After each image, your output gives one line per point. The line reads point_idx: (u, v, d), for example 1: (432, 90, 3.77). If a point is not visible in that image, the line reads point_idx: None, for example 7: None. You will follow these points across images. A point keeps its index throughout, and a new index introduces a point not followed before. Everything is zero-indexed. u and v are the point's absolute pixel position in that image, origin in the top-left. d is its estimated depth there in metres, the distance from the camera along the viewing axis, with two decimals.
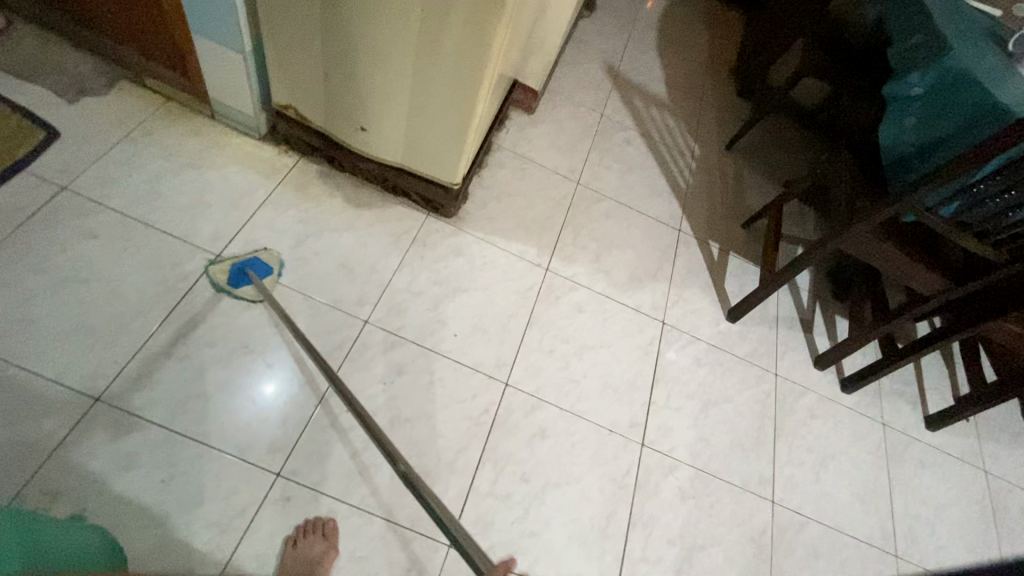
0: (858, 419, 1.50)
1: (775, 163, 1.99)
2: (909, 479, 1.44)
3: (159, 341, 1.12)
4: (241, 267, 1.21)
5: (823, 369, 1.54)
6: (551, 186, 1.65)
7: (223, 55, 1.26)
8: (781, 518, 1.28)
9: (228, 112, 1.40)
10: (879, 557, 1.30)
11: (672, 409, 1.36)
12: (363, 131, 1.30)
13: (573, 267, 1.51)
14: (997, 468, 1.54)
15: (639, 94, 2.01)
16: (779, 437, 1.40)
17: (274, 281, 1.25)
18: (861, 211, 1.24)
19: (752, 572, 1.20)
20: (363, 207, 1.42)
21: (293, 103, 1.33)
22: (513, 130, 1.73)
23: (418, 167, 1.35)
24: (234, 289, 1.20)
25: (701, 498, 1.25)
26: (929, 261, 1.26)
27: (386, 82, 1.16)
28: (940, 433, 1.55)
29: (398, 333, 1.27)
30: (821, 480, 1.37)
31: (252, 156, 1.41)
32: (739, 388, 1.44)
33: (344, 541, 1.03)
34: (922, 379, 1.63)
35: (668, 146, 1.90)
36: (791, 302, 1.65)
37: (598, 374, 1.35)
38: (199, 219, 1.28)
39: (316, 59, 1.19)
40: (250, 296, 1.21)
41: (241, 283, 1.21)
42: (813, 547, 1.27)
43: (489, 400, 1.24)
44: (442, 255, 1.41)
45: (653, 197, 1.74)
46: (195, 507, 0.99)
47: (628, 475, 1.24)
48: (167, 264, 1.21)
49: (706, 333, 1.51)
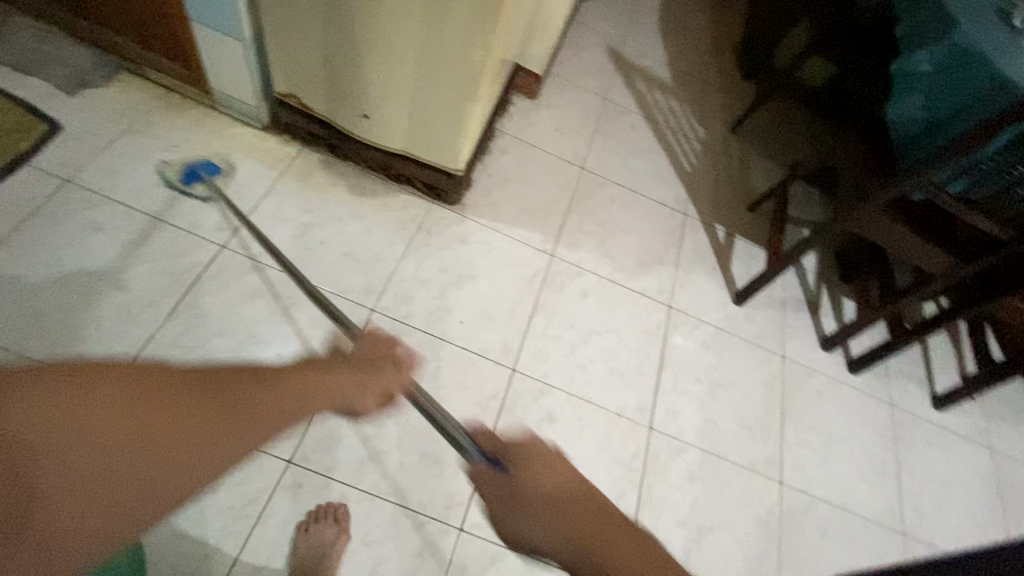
0: (866, 400, 1.50)
1: (781, 144, 1.97)
2: (916, 458, 1.45)
3: (168, 333, 1.13)
4: (192, 167, 1.26)
5: (830, 350, 1.54)
6: (555, 171, 1.64)
7: (223, 44, 1.25)
8: (788, 498, 1.29)
9: (229, 102, 1.40)
10: (886, 536, 1.31)
11: (679, 392, 1.36)
12: (365, 119, 1.29)
13: (579, 252, 1.50)
14: (1005, 446, 1.54)
15: (642, 76, 1.99)
16: (786, 418, 1.40)
17: (225, 180, 1.32)
18: (868, 190, 1.23)
19: (760, 551, 1.22)
20: (366, 196, 1.42)
21: (294, 91, 1.32)
22: (516, 115, 1.71)
23: (422, 154, 1.34)
24: (188, 187, 1.27)
25: (708, 479, 1.26)
26: (938, 240, 1.24)
27: (387, 68, 1.15)
28: (947, 413, 1.55)
29: (405, 321, 1.27)
30: (828, 460, 1.37)
31: (254, 146, 1.41)
32: (746, 370, 1.44)
33: (356, 526, 1.05)
34: (929, 359, 1.63)
35: (672, 129, 1.88)
36: (798, 284, 1.64)
37: (605, 358, 1.36)
38: (204, 210, 1.28)
39: (315, 46, 1.18)
40: (203, 195, 1.28)
41: (192, 181, 1.27)
42: (820, 527, 1.28)
43: (497, 387, 1.25)
44: (447, 242, 1.40)
45: (658, 181, 1.73)
46: (209, 495, 1.01)
47: (636, 458, 1.25)
48: (172, 256, 1.21)
49: (712, 317, 1.51)
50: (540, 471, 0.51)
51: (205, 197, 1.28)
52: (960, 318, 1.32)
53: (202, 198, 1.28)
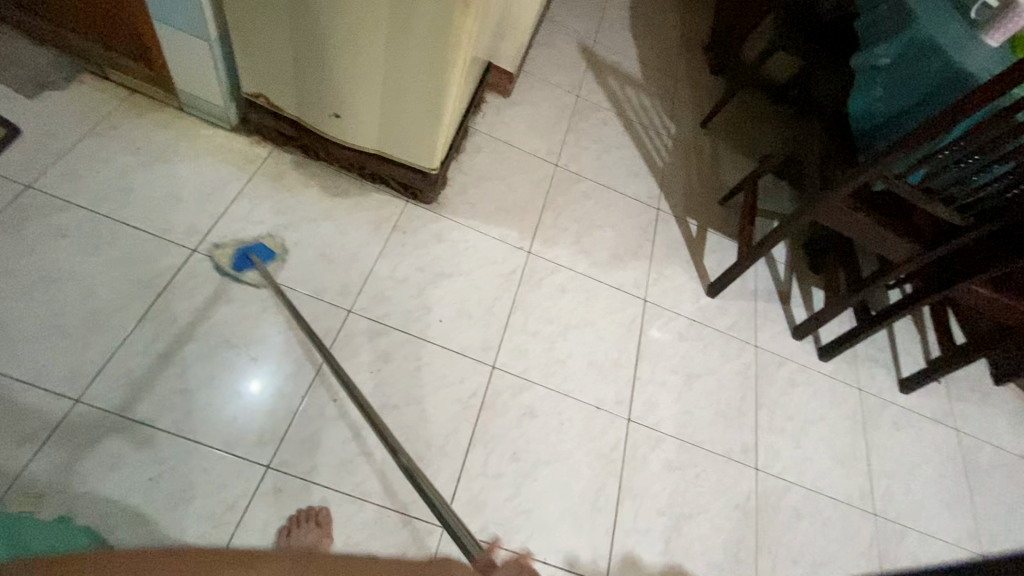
0: (836, 386, 1.54)
1: (750, 138, 2.01)
2: (885, 440, 1.50)
3: (139, 339, 1.11)
4: (243, 252, 1.21)
5: (801, 339, 1.58)
6: (530, 168, 1.64)
7: (187, 44, 1.22)
8: (764, 483, 1.33)
9: (197, 103, 1.37)
10: (858, 516, 1.36)
11: (657, 384, 1.38)
12: (337, 118, 1.28)
13: (555, 249, 1.52)
14: (969, 426, 1.61)
15: (614, 74, 2.01)
16: (760, 406, 1.44)
17: (276, 266, 1.26)
18: (833, 182, 1.27)
19: (738, 536, 1.24)
20: (340, 196, 1.40)
21: (263, 91, 1.30)
22: (490, 113, 1.71)
23: (395, 153, 1.34)
24: (239, 274, 1.21)
25: (687, 468, 1.29)
26: (899, 228, 1.29)
27: (356, 67, 1.14)
28: (914, 395, 1.61)
29: (383, 321, 1.27)
30: (802, 445, 1.41)
31: (224, 148, 1.39)
32: (721, 360, 1.47)
33: (338, 528, 1.04)
34: (896, 344, 1.69)
35: (644, 126, 1.91)
36: (769, 275, 1.68)
37: (584, 352, 1.38)
38: (173, 213, 1.26)
39: (283, 45, 1.17)
40: (252, 281, 1.22)
41: (243, 266, 1.21)
42: (795, 510, 1.32)
43: (477, 384, 1.25)
44: (423, 241, 1.40)
45: (632, 177, 1.76)
46: (186, 503, 0.99)
47: (615, 450, 1.26)
48: (141, 261, 1.18)
49: (688, 309, 1.53)
50: None
51: (256, 283, 1.22)
52: (922, 304, 1.37)
53: (251, 284, 1.22)
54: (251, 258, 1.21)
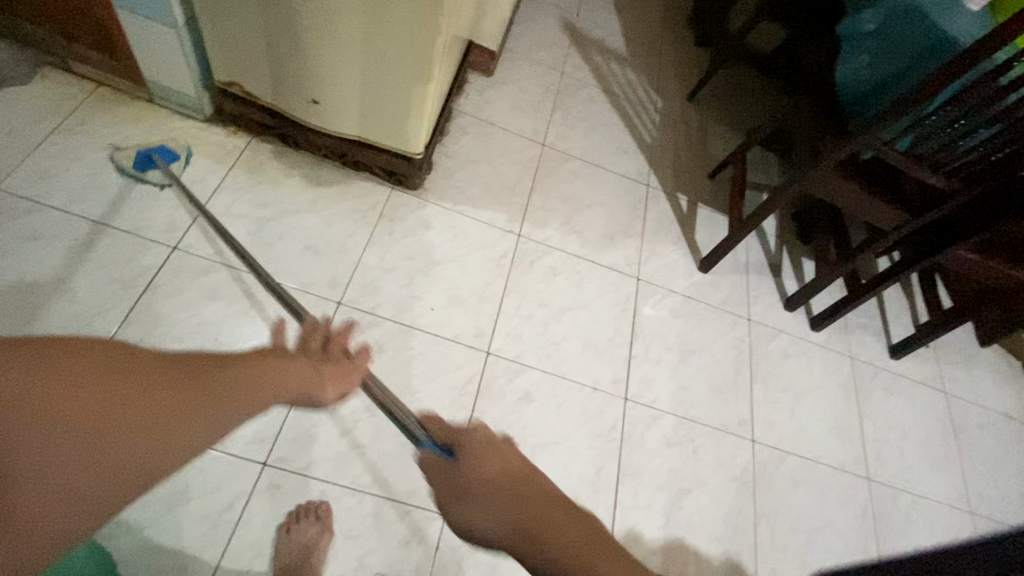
0: (828, 355, 1.56)
1: (737, 110, 1.99)
2: (876, 407, 1.52)
3: (122, 342, 1.08)
4: (145, 153, 1.23)
5: (793, 310, 1.59)
6: (516, 149, 1.61)
7: (154, 32, 1.17)
8: (760, 455, 1.34)
9: (168, 94, 1.32)
10: (852, 482, 1.38)
11: (652, 361, 1.39)
12: (315, 104, 1.24)
13: (546, 230, 1.50)
14: (957, 389, 1.64)
15: (598, 48, 1.97)
16: (755, 378, 1.45)
17: (183, 167, 1.28)
18: (822, 151, 1.25)
19: (737, 508, 1.26)
20: (324, 185, 1.37)
21: (236, 79, 1.25)
22: (473, 94, 1.67)
23: (377, 139, 1.30)
24: (142, 174, 1.23)
25: (684, 444, 1.30)
26: (888, 196, 1.29)
27: (333, 50, 1.10)
28: (903, 361, 1.63)
29: (374, 312, 1.25)
30: (796, 414, 1.43)
31: (199, 140, 1.34)
32: (714, 335, 1.48)
33: (339, 522, 1.04)
34: (885, 311, 1.71)
35: (631, 101, 1.88)
36: (759, 248, 1.68)
37: (579, 334, 1.37)
38: (151, 210, 1.22)
39: (254, 30, 1.12)
40: (158, 181, 1.24)
41: (146, 167, 1.24)
42: (791, 479, 1.34)
43: (472, 370, 1.25)
44: (411, 229, 1.38)
45: (620, 154, 1.73)
46: (183, 505, 0.98)
47: (614, 430, 1.27)
48: (120, 261, 1.15)
49: (680, 285, 1.53)
50: (492, 463, 0.53)
51: (162, 184, 1.25)
52: (911, 271, 1.38)
53: (156, 184, 1.24)
54: (154, 159, 1.23)
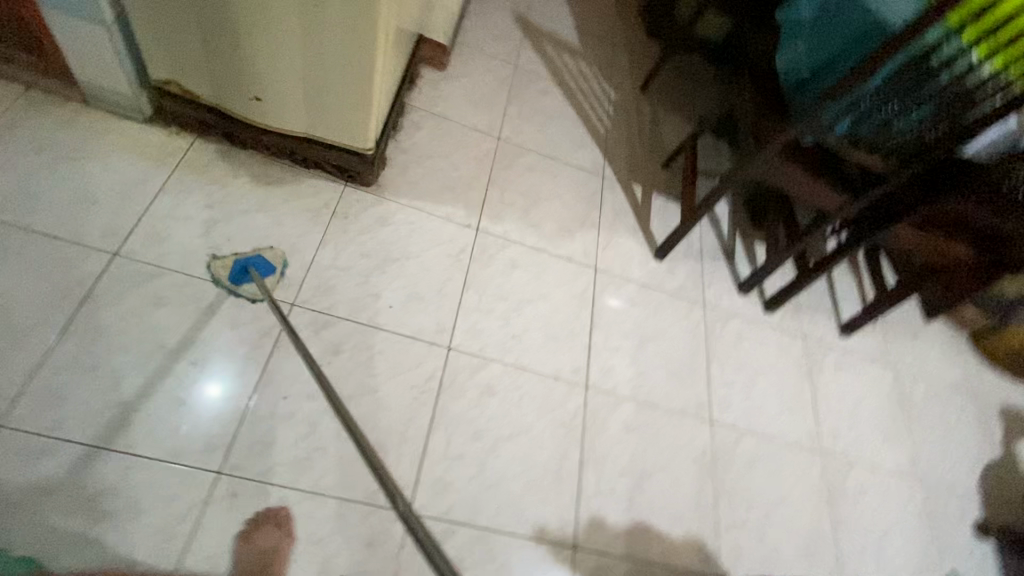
0: (782, 335, 1.61)
1: (688, 100, 2.03)
2: (829, 383, 1.58)
3: (63, 354, 1.03)
4: (241, 264, 1.19)
5: (747, 293, 1.63)
6: (471, 143, 1.61)
7: (82, 29, 1.12)
8: (719, 436, 1.38)
9: (103, 96, 1.27)
10: (807, 456, 1.43)
11: (611, 349, 1.41)
12: (258, 101, 1.21)
13: (503, 224, 1.50)
14: (904, 362, 1.71)
15: (551, 41, 1.98)
16: (711, 361, 1.48)
17: (277, 281, 1.22)
18: (765, 137, 1.29)
19: (699, 489, 1.29)
20: (274, 185, 1.34)
21: (174, 77, 1.21)
22: (426, 88, 1.66)
23: (325, 134, 1.28)
24: (237, 287, 1.19)
25: (645, 428, 1.32)
26: (829, 178, 1.33)
27: (271, 44, 1.07)
28: (853, 338, 1.70)
29: (329, 312, 1.23)
30: (753, 394, 1.47)
31: (139, 142, 1.29)
32: (672, 321, 1.51)
33: (299, 526, 1.02)
34: (835, 290, 1.77)
35: (585, 93, 1.89)
36: (713, 234, 1.73)
37: (539, 326, 1.38)
38: (89, 215, 1.17)
39: (187, 25, 1.08)
40: (251, 294, 1.19)
41: (242, 279, 1.19)
42: (749, 457, 1.37)
43: (433, 366, 1.24)
44: (366, 226, 1.36)
45: (575, 146, 1.75)
46: (134, 518, 0.94)
47: (575, 418, 1.28)
48: (56, 271, 1.10)
49: (638, 274, 1.56)
50: None
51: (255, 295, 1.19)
52: (857, 249, 1.43)
53: (249, 297, 1.19)
54: (249, 270, 1.19)
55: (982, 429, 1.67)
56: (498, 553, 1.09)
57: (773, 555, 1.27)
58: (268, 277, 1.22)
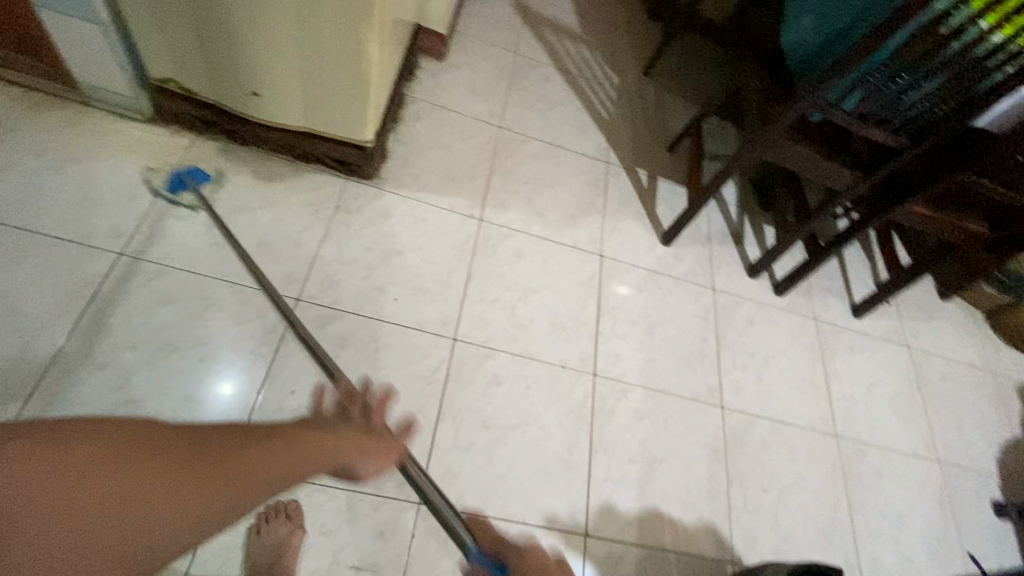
0: (793, 318, 1.58)
1: (692, 82, 2.00)
2: (842, 365, 1.56)
3: (72, 354, 1.04)
4: (177, 175, 1.24)
5: (756, 277, 1.61)
6: (472, 133, 1.59)
7: (79, 31, 1.12)
8: (730, 421, 1.36)
9: (104, 96, 1.27)
10: (820, 439, 1.41)
11: (619, 336, 1.39)
12: (256, 97, 1.21)
13: (506, 213, 1.49)
14: (919, 342, 1.68)
15: (551, 27, 1.95)
16: (721, 346, 1.46)
17: (280, 277, 1.22)
18: (772, 116, 1.26)
19: (710, 474, 1.28)
20: (276, 181, 1.34)
21: (173, 75, 1.21)
22: (426, 79, 1.65)
23: (325, 128, 1.27)
24: (174, 196, 1.23)
25: (655, 414, 1.31)
26: (839, 156, 1.30)
27: (267, 38, 1.06)
28: (866, 319, 1.67)
29: (335, 306, 1.22)
30: (764, 378, 1.45)
31: (141, 142, 1.30)
32: (680, 306, 1.49)
33: (310, 519, 1.02)
34: (847, 271, 1.74)
35: (587, 79, 1.86)
36: (720, 217, 1.70)
37: (545, 314, 1.37)
38: (93, 216, 1.18)
39: (182, 21, 1.08)
40: (190, 203, 1.24)
41: (178, 189, 1.24)
42: (762, 441, 1.36)
43: (440, 357, 1.24)
44: (369, 219, 1.35)
45: (578, 132, 1.73)
46: None
47: (584, 406, 1.27)
48: (64, 272, 1.10)
49: (645, 260, 1.54)
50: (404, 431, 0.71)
51: (193, 206, 1.24)
52: (867, 229, 1.40)
53: (188, 207, 1.24)
54: (186, 181, 1.24)
55: (1002, 408, 1.64)
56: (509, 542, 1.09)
57: (788, 539, 1.25)
58: (204, 186, 1.27)
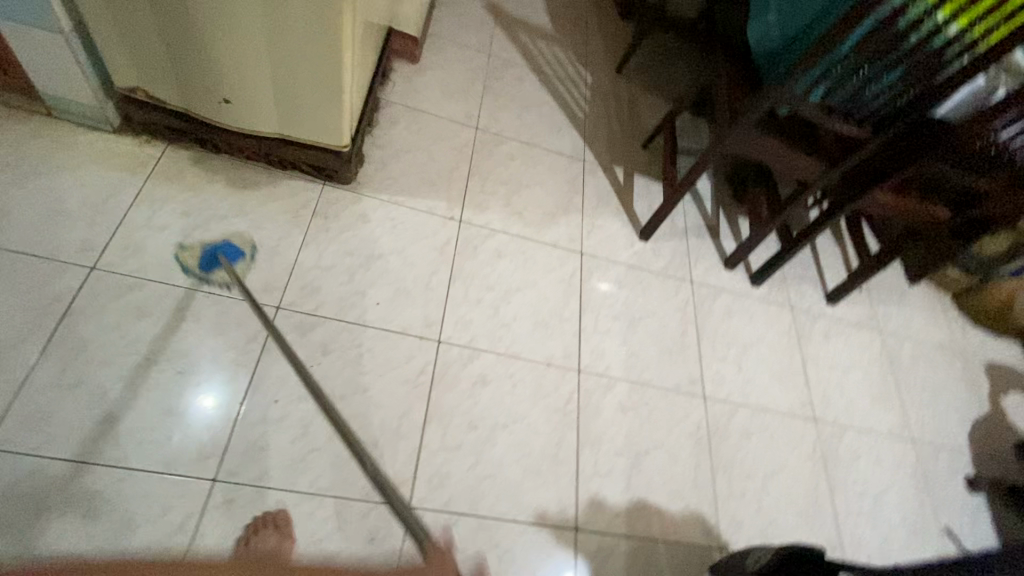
0: (769, 308, 1.62)
1: (664, 79, 2.03)
2: (818, 351, 1.60)
3: (45, 372, 1.01)
4: (210, 251, 1.19)
5: (732, 269, 1.65)
6: (449, 135, 1.60)
7: (40, 40, 1.09)
8: (713, 411, 1.39)
9: (69, 107, 1.24)
10: (800, 425, 1.45)
11: (602, 332, 1.41)
12: (227, 104, 1.19)
13: (486, 214, 1.49)
14: (891, 326, 1.73)
15: (524, 28, 1.97)
16: (701, 337, 1.49)
17: (262, 284, 1.21)
18: (741, 111, 1.29)
19: (696, 464, 1.30)
20: (251, 188, 1.33)
21: (140, 84, 1.19)
22: (400, 82, 1.64)
23: (299, 134, 1.26)
24: (206, 275, 1.18)
25: (639, 407, 1.33)
26: (806, 148, 1.33)
27: (237, 43, 1.05)
28: (840, 305, 1.72)
29: (316, 313, 1.21)
30: (744, 367, 1.48)
31: (110, 152, 1.27)
32: (660, 300, 1.51)
33: (298, 527, 1.01)
34: (819, 260, 1.79)
35: (561, 78, 1.88)
36: (696, 211, 1.73)
37: (527, 313, 1.38)
38: (62, 230, 1.15)
39: (149, 30, 1.06)
40: (222, 280, 1.19)
41: (211, 267, 1.19)
42: (744, 429, 1.39)
43: (424, 360, 1.24)
44: (347, 224, 1.35)
45: (554, 131, 1.74)
46: (131, 531, 0.93)
47: (570, 402, 1.29)
48: (32, 288, 1.07)
49: (624, 256, 1.56)
50: None
51: (226, 283, 1.19)
52: (837, 218, 1.44)
53: (221, 285, 1.19)
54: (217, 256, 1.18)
55: (971, 387, 1.70)
56: (501, 541, 1.09)
57: (773, 524, 1.28)
58: (238, 263, 1.22)
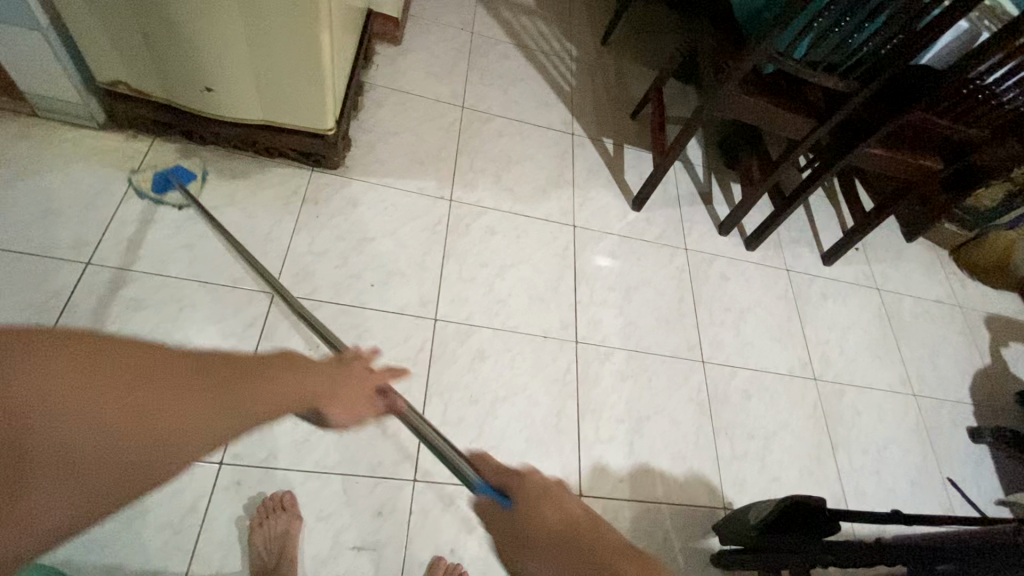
0: (765, 271, 1.62)
1: (650, 49, 2.02)
2: (816, 312, 1.60)
3: None
4: (161, 174, 1.25)
5: (727, 234, 1.64)
6: (436, 115, 1.59)
7: (18, 39, 1.09)
8: (712, 373, 1.40)
9: (53, 105, 1.24)
10: (800, 383, 1.46)
11: (598, 303, 1.41)
12: (210, 92, 1.19)
13: (477, 192, 1.49)
14: (890, 284, 1.73)
15: (506, 5, 1.95)
16: (698, 303, 1.49)
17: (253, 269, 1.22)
18: (725, 71, 1.27)
19: (697, 427, 1.31)
20: (239, 178, 1.33)
21: (121, 77, 1.19)
22: (383, 65, 1.63)
23: (284, 120, 1.26)
24: (160, 196, 1.24)
25: (638, 374, 1.34)
26: (793, 105, 1.32)
27: (215, 34, 1.05)
28: (837, 266, 1.71)
29: (312, 297, 1.22)
30: (742, 330, 1.49)
31: (97, 149, 1.27)
32: (655, 268, 1.52)
33: (306, 506, 1.03)
34: (815, 221, 1.78)
35: (546, 54, 1.87)
36: (688, 179, 1.73)
37: (523, 288, 1.38)
38: (55, 228, 1.15)
39: (124, 20, 1.05)
40: (176, 202, 1.25)
41: (164, 188, 1.25)
42: (744, 391, 1.39)
43: (422, 339, 1.24)
44: (337, 209, 1.35)
45: (541, 107, 1.73)
46: (144, 515, 0.95)
47: (568, 372, 1.30)
48: (29, 286, 1.08)
49: (617, 227, 1.56)
50: None
51: (180, 204, 1.25)
52: (828, 176, 1.43)
53: (176, 206, 1.25)
54: (170, 179, 1.25)
55: (972, 339, 1.70)
56: None
57: (776, 482, 1.29)
58: (190, 184, 1.28)
